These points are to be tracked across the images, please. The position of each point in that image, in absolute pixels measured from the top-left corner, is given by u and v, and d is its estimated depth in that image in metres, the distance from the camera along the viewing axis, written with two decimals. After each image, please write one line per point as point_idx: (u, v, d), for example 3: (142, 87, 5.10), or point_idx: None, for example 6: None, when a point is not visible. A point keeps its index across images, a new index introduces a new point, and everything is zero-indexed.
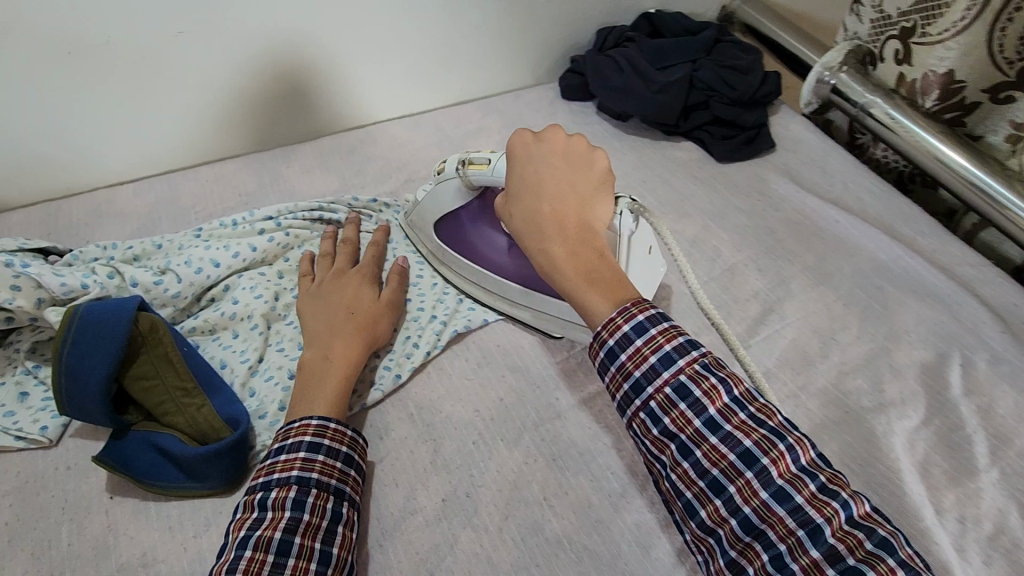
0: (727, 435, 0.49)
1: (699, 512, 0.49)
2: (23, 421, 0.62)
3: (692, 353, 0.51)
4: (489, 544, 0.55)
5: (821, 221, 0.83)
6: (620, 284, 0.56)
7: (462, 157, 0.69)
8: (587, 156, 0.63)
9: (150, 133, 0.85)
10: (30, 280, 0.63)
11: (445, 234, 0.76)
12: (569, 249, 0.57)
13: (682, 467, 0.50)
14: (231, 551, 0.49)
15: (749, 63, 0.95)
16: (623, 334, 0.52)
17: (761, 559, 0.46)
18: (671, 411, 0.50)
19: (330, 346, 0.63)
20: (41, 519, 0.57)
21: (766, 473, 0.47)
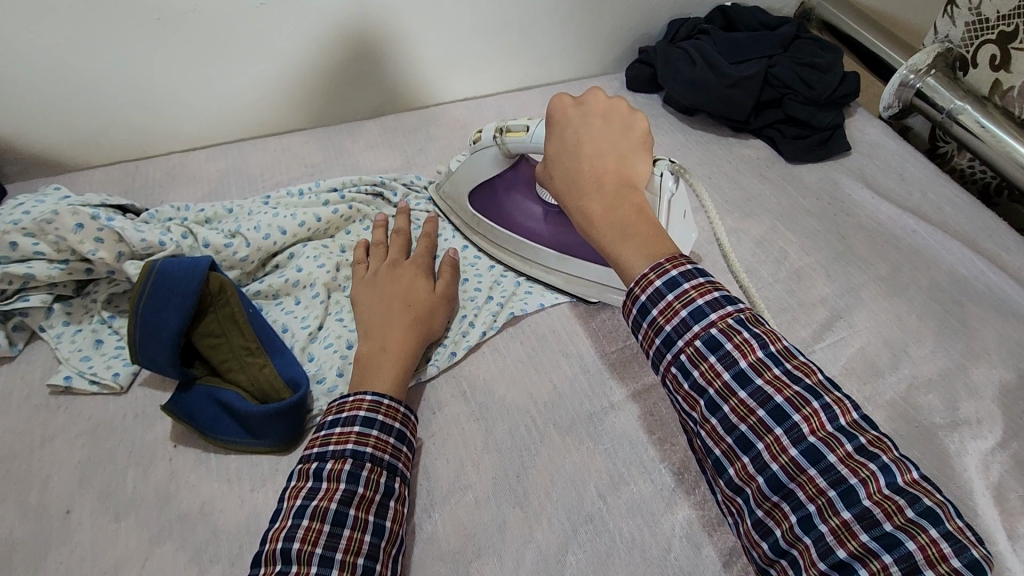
0: (757, 390, 0.44)
1: (727, 471, 0.45)
2: (97, 366, 0.65)
3: (726, 308, 0.46)
4: (537, 527, 0.55)
5: (896, 229, 0.80)
6: (656, 239, 0.50)
7: (499, 125, 0.69)
8: (628, 119, 0.59)
9: (224, 100, 0.88)
10: (113, 233, 0.65)
11: (478, 202, 0.77)
12: (606, 205, 0.53)
13: (710, 423, 0.46)
14: (287, 519, 0.48)
15: (829, 61, 0.91)
16: (654, 290, 0.47)
17: (789, 521, 0.42)
18: (701, 364, 0.46)
19: (386, 336, 0.62)
20: (109, 461, 0.59)
21: (799, 430, 0.43)
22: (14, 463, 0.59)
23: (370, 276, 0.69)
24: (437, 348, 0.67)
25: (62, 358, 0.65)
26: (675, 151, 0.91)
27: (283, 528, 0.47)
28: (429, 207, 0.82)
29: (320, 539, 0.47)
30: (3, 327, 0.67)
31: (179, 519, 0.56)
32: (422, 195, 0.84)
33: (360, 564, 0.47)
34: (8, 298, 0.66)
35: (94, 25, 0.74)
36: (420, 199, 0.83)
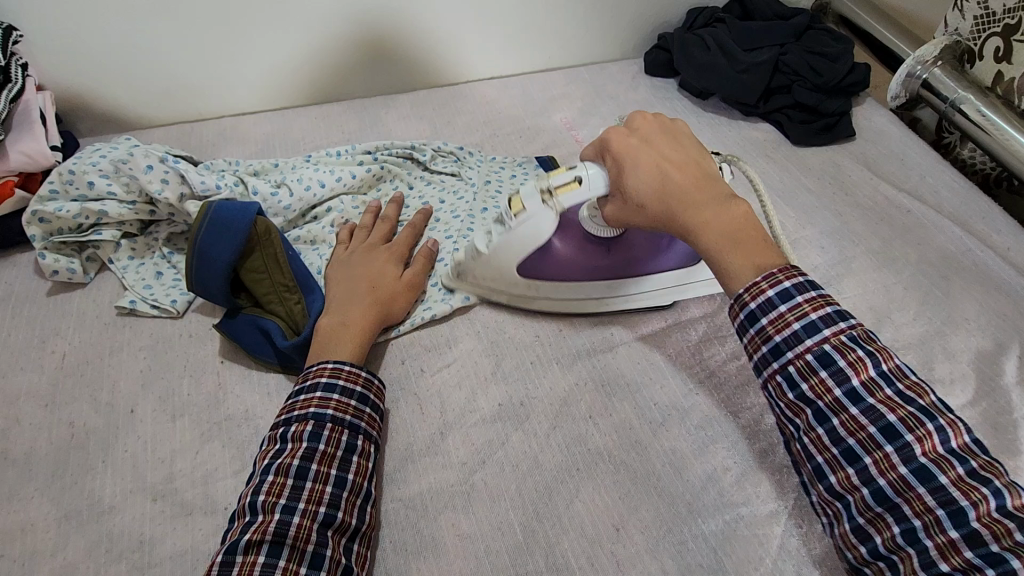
0: (868, 407, 0.48)
1: (829, 477, 0.50)
2: (158, 293, 0.74)
3: (839, 325, 0.50)
4: (537, 445, 0.62)
5: (891, 209, 0.85)
6: (765, 246, 0.54)
7: (541, 184, 0.64)
8: (681, 129, 0.63)
9: (273, 71, 0.97)
10: (177, 176, 0.75)
11: (527, 269, 0.70)
12: (719, 214, 0.55)
13: (816, 432, 0.50)
14: (256, 476, 0.53)
15: (839, 50, 0.95)
16: (766, 300, 0.51)
17: (892, 530, 0.46)
18: (811, 378, 0.50)
19: (347, 313, 0.65)
20: (168, 372, 0.68)
21: (908, 449, 0.46)
22: (88, 368, 0.68)
23: (344, 258, 0.73)
24: (452, 291, 0.74)
25: (128, 286, 0.74)
26: None
27: (252, 485, 0.52)
28: (454, 170, 0.88)
29: (284, 491, 0.52)
30: (78, 257, 0.76)
31: (225, 422, 0.64)
32: (448, 161, 0.90)
33: (322, 512, 0.52)
34: (84, 232, 0.76)
35: (113, 16, 0.84)
36: (446, 163, 0.90)
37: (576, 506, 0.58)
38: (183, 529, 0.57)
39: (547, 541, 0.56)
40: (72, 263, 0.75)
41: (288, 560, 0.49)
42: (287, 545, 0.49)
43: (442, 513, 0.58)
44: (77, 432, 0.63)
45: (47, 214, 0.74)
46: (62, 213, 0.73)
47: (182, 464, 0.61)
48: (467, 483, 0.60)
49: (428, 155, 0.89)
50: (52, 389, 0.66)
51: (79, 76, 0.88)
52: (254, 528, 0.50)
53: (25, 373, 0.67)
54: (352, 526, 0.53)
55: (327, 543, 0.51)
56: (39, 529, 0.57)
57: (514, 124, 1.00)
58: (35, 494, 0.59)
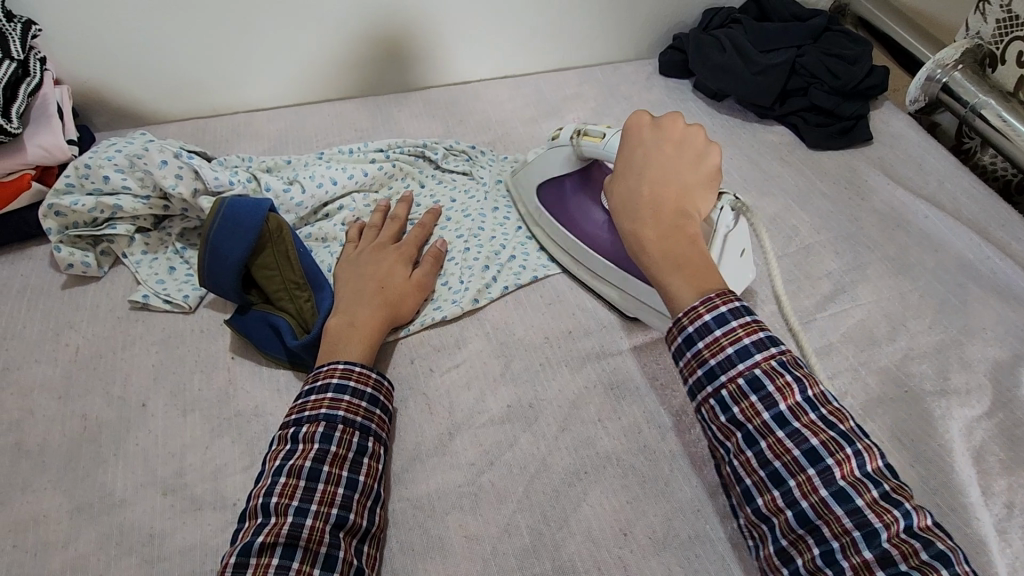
0: (795, 431, 0.47)
1: (756, 500, 0.49)
2: (170, 288, 0.74)
3: (770, 350, 0.50)
4: (545, 447, 0.62)
5: (908, 215, 0.83)
6: (705, 276, 0.54)
7: (578, 128, 0.72)
8: (704, 148, 0.60)
9: (287, 67, 0.97)
10: (191, 171, 0.75)
11: (546, 193, 0.79)
12: (663, 236, 0.56)
13: (745, 455, 0.49)
14: (268, 477, 0.53)
15: (857, 53, 0.94)
16: (702, 323, 0.51)
17: (812, 553, 0.45)
18: (741, 401, 0.49)
19: (356, 313, 0.66)
20: (179, 367, 0.68)
21: (829, 472, 0.46)
22: (101, 361, 0.69)
23: (354, 257, 0.73)
24: (463, 291, 0.74)
25: (141, 280, 0.75)
26: None
27: (264, 485, 0.53)
28: (465, 169, 0.89)
29: (296, 493, 0.52)
30: (93, 251, 0.77)
31: (235, 418, 0.65)
32: (460, 160, 0.90)
33: (334, 513, 0.52)
34: (99, 225, 0.76)
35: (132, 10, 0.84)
36: (458, 162, 0.90)
37: (584, 509, 0.58)
38: (192, 524, 0.57)
39: (555, 544, 0.56)
40: (87, 257, 0.75)
41: (302, 562, 0.49)
42: (300, 547, 0.49)
43: (450, 514, 0.58)
44: (89, 425, 0.64)
45: (63, 208, 0.74)
46: (77, 207, 0.74)
47: (192, 458, 0.61)
48: (476, 484, 0.59)
49: (440, 154, 0.89)
50: (66, 381, 0.67)
51: (96, 71, 0.89)
52: (267, 530, 0.50)
53: (39, 365, 0.68)
54: (363, 527, 0.53)
55: (340, 545, 0.51)
56: (51, 520, 0.57)
57: (526, 124, 0.99)
58: (47, 485, 0.59)
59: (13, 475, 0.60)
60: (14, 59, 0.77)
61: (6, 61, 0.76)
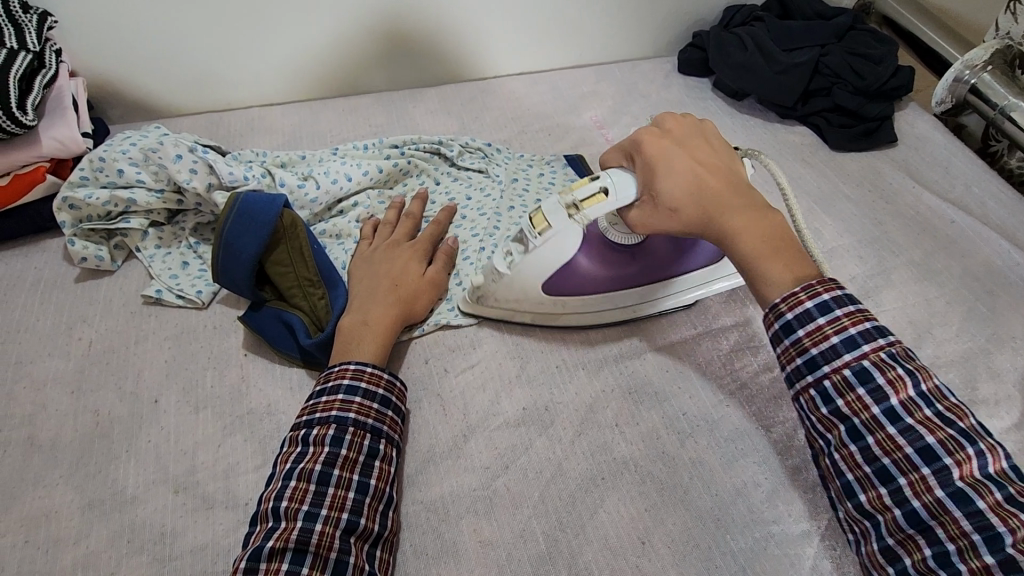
0: (907, 427, 0.47)
1: (859, 496, 0.49)
2: (183, 283, 0.73)
3: (879, 341, 0.49)
4: (561, 452, 0.61)
5: (934, 219, 0.81)
6: (797, 255, 0.54)
7: (567, 201, 0.61)
8: (710, 133, 0.62)
9: (302, 61, 0.96)
10: (205, 166, 0.74)
11: (555, 287, 0.67)
12: (751, 221, 0.56)
13: (848, 449, 0.49)
14: (278, 480, 0.53)
15: (882, 53, 0.92)
16: (804, 310, 0.50)
17: (922, 553, 0.45)
18: (847, 394, 0.48)
19: (369, 311, 0.65)
20: (192, 363, 0.68)
21: (946, 471, 0.45)
22: (114, 356, 0.68)
23: (366, 256, 0.72)
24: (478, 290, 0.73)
25: (154, 275, 0.74)
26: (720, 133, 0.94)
27: (274, 489, 0.52)
28: (481, 166, 0.87)
29: (306, 497, 0.51)
30: (107, 244, 0.76)
31: (248, 415, 0.64)
32: (475, 158, 0.89)
33: (344, 518, 0.51)
34: (112, 219, 0.76)
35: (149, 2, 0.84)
36: (473, 158, 0.88)
37: (601, 516, 0.57)
38: (203, 523, 0.57)
39: (571, 551, 0.55)
40: (100, 251, 0.75)
41: (311, 568, 0.48)
42: (310, 552, 0.48)
43: (464, 518, 0.57)
44: (101, 421, 0.63)
45: (77, 201, 0.74)
46: (91, 200, 0.74)
47: (204, 456, 0.61)
48: (490, 488, 0.58)
49: (455, 151, 0.88)
50: (79, 376, 0.66)
51: (111, 63, 0.89)
52: (277, 534, 0.49)
53: (52, 359, 0.68)
54: (375, 532, 0.52)
55: (351, 550, 0.50)
56: (63, 516, 0.57)
57: (543, 121, 0.98)
58: (60, 481, 0.59)
59: (25, 470, 0.60)
60: (29, 50, 0.77)
61: (22, 52, 0.76)
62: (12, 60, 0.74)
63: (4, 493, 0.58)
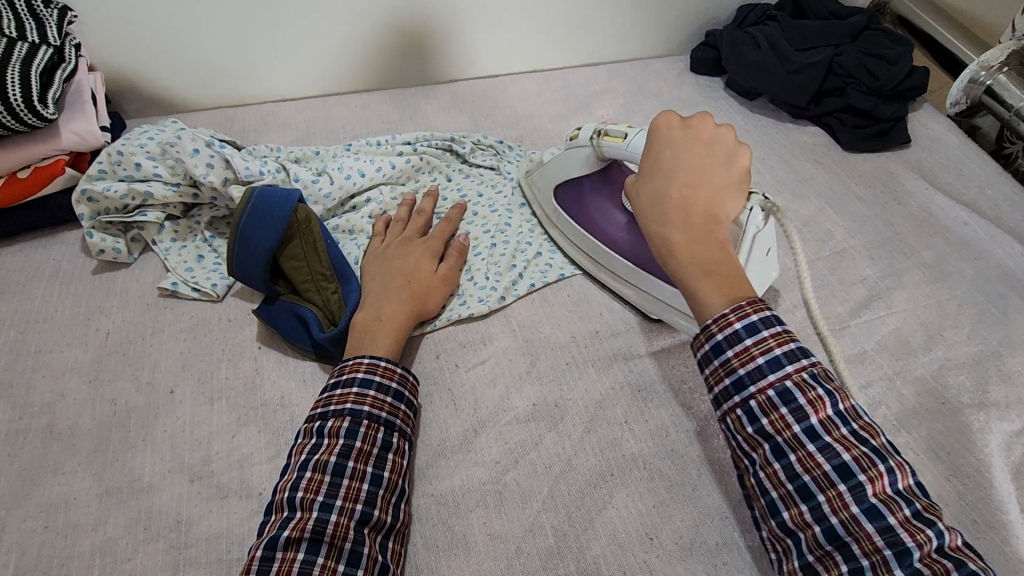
0: (825, 445, 0.46)
1: (781, 513, 0.47)
2: (199, 276, 0.74)
3: (801, 361, 0.48)
4: (571, 448, 0.61)
5: (948, 221, 0.81)
6: (731, 282, 0.52)
7: (598, 128, 0.69)
8: (733, 150, 0.58)
9: (317, 57, 0.97)
10: (222, 160, 0.75)
11: (564, 192, 0.77)
12: (692, 238, 0.53)
13: (771, 468, 0.48)
14: (294, 471, 0.53)
15: (898, 53, 0.92)
16: (733, 332, 0.49)
17: (840, 570, 0.44)
18: (771, 414, 0.48)
19: (382, 307, 0.65)
20: (207, 354, 0.69)
21: (861, 489, 0.44)
22: (131, 347, 0.69)
23: (379, 251, 0.73)
24: (491, 288, 0.73)
25: (170, 267, 0.75)
26: None
27: (290, 479, 0.53)
28: (493, 164, 0.88)
29: (321, 488, 0.52)
30: (124, 237, 0.77)
31: (262, 407, 0.65)
32: (486, 155, 0.89)
33: (359, 510, 0.52)
34: (129, 212, 0.77)
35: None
36: (485, 156, 0.89)
37: (610, 512, 0.57)
38: (218, 512, 0.58)
39: (579, 546, 0.55)
40: (118, 243, 0.76)
41: (326, 558, 0.49)
42: (325, 542, 0.49)
43: (474, 511, 0.57)
44: (119, 410, 0.64)
45: (96, 194, 0.75)
46: (109, 193, 0.75)
47: (219, 447, 0.62)
48: (500, 482, 0.59)
49: (467, 148, 0.88)
50: (96, 366, 0.68)
51: (129, 58, 0.90)
52: (293, 524, 0.50)
53: (71, 349, 0.69)
54: (388, 523, 0.53)
55: (365, 541, 0.51)
56: (81, 503, 0.58)
57: (554, 119, 0.98)
58: (78, 468, 0.60)
59: (45, 457, 0.61)
60: (50, 45, 0.78)
61: (43, 47, 0.77)
62: (33, 54, 0.75)
63: (24, 479, 0.59)
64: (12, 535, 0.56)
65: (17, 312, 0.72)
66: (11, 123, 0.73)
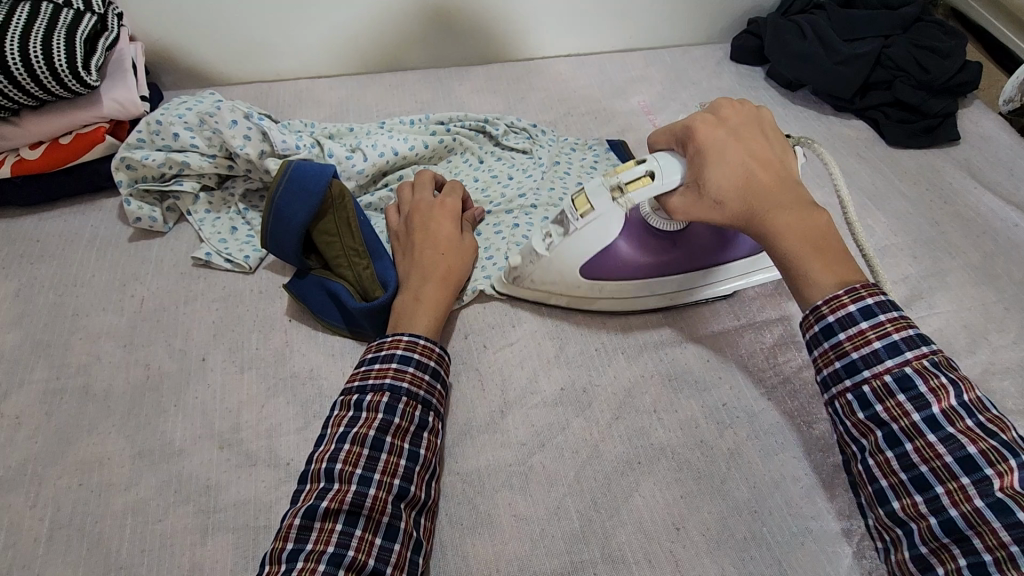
0: (948, 436, 0.45)
1: (892, 502, 0.47)
2: (232, 248, 0.75)
3: (922, 349, 0.48)
4: (598, 434, 0.60)
5: (996, 221, 0.78)
6: (842, 261, 0.53)
7: (611, 182, 0.59)
8: (763, 118, 0.59)
9: (353, 34, 0.96)
10: (259, 133, 0.76)
11: (593, 271, 0.66)
12: (796, 220, 0.54)
13: (884, 455, 0.47)
14: (331, 442, 0.53)
15: (951, 46, 0.88)
16: (847, 314, 0.49)
17: (957, 563, 0.43)
18: (887, 400, 0.47)
19: (421, 288, 0.65)
20: (238, 325, 0.69)
21: (988, 482, 0.43)
22: (164, 314, 0.70)
23: (402, 229, 0.72)
24: (517, 266, 0.73)
25: (204, 238, 0.76)
26: None
27: (327, 450, 0.53)
28: (525, 147, 0.86)
29: (359, 462, 0.52)
30: (160, 206, 0.78)
31: (291, 379, 0.65)
32: (519, 138, 0.88)
33: (396, 484, 0.52)
34: (166, 182, 0.78)
35: None
36: (518, 139, 0.88)
37: (636, 500, 0.56)
38: (247, 478, 0.58)
39: (604, 532, 0.55)
40: (154, 212, 0.76)
41: (364, 531, 0.49)
42: (363, 515, 0.49)
43: (499, 492, 0.57)
44: (152, 374, 0.65)
45: (134, 162, 0.76)
46: (147, 162, 0.75)
47: (248, 416, 0.62)
48: (526, 464, 0.59)
49: (501, 130, 0.87)
50: (131, 330, 0.69)
51: (167, 28, 0.90)
52: (331, 495, 0.50)
53: (106, 313, 0.70)
54: (422, 500, 0.54)
55: (401, 516, 0.51)
56: (115, 463, 0.59)
57: (591, 105, 0.96)
58: (112, 429, 0.61)
59: (80, 417, 0.62)
60: (94, 13, 0.80)
61: (87, 14, 0.78)
62: (79, 20, 0.76)
63: (59, 437, 0.61)
64: (49, 491, 0.57)
65: (56, 275, 0.73)
66: (56, 88, 0.74)
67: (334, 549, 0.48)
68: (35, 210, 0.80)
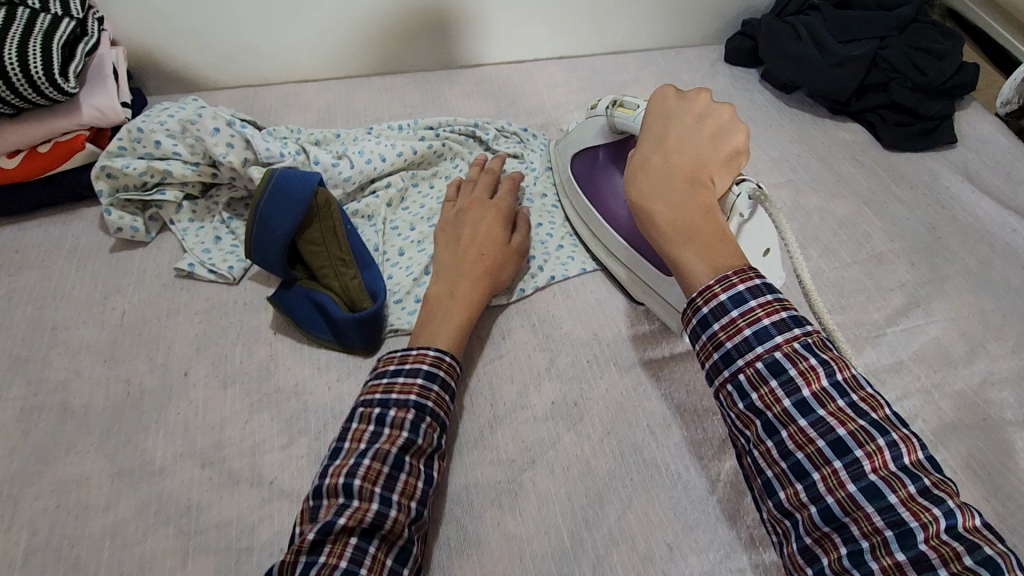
0: (818, 419, 0.43)
1: (778, 494, 0.45)
2: (215, 258, 0.73)
3: (794, 331, 0.45)
4: (591, 449, 0.59)
5: (994, 227, 0.77)
6: (719, 251, 0.50)
7: (616, 99, 0.69)
8: (726, 126, 0.58)
9: (340, 37, 0.95)
10: (242, 141, 0.74)
11: (579, 168, 0.77)
12: (676, 203, 0.53)
13: (765, 446, 0.45)
14: (351, 458, 0.51)
15: (948, 48, 0.87)
16: (718, 304, 0.47)
17: (838, 553, 0.41)
18: (761, 387, 0.45)
19: (456, 284, 0.64)
20: (221, 338, 0.68)
21: (859, 466, 0.41)
22: (146, 328, 0.68)
23: (453, 219, 0.71)
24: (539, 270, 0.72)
25: (187, 248, 0.74)
26: (764, 127, 0.90)
27: (347, 465, 0.50)
28: (516, 152, 0.85)
29: (379, 480, 0.50)
30: (142, 216, 0.76)
31: (275, 394, 0.64)
32: (510, 143, 0.87)
33: (414, 507, 0.51)
34: (147, 190, 0.76)
35: None
36: (509, 143, 0.86)
37: (629, 517, 0.55)
38: (229, 498, 0.57)
39: (596, 551, 0.53)
40: (135, 222, 0.75)
41: (377, 551, 0.47)
42: (379, 535, 0.48)
43: (488, 511, 0.56)
44: (133, 390, 0.64)
45: (114, 170, 0.74)
46: (128, 170, 0.73)
47: (231, 432, 0.61)
48: (516, 481, 0.57)
49: (491, 136, 0.85)
50: (111, 345, 0.67)
51: (149, 32, 0.88)
52: (349, 513, 0.48)
53: (86, 327, 0.68)
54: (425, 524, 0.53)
55: (414, 540, 0.50)
56: (93, 483, 0.57)
57: (582, 109, 0.95)
58: (91, 448, 0.60)
59: (58, 435, 0.60)
60: (72, 17, 0.77)
61: (65, 19, 0.76)
62: (56, 26, 0.74)
63: (37, 457, 0.59)
64: (24, 513, 0.56)
65: (35, 288, 0.71)
66: (34, 97, 0.72)
67: (347, 566, 0.46)
68: (14, 220, 0.78)
